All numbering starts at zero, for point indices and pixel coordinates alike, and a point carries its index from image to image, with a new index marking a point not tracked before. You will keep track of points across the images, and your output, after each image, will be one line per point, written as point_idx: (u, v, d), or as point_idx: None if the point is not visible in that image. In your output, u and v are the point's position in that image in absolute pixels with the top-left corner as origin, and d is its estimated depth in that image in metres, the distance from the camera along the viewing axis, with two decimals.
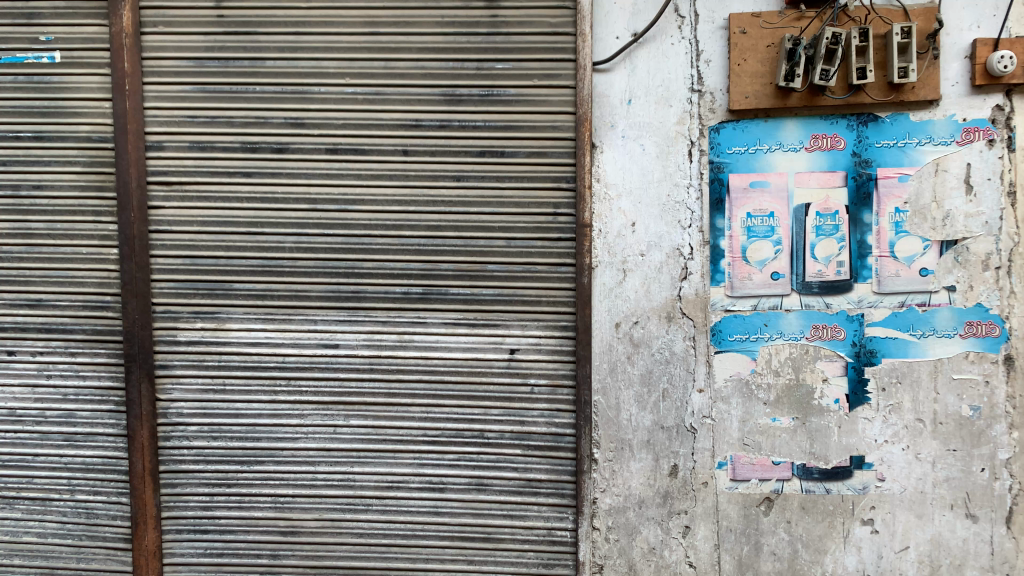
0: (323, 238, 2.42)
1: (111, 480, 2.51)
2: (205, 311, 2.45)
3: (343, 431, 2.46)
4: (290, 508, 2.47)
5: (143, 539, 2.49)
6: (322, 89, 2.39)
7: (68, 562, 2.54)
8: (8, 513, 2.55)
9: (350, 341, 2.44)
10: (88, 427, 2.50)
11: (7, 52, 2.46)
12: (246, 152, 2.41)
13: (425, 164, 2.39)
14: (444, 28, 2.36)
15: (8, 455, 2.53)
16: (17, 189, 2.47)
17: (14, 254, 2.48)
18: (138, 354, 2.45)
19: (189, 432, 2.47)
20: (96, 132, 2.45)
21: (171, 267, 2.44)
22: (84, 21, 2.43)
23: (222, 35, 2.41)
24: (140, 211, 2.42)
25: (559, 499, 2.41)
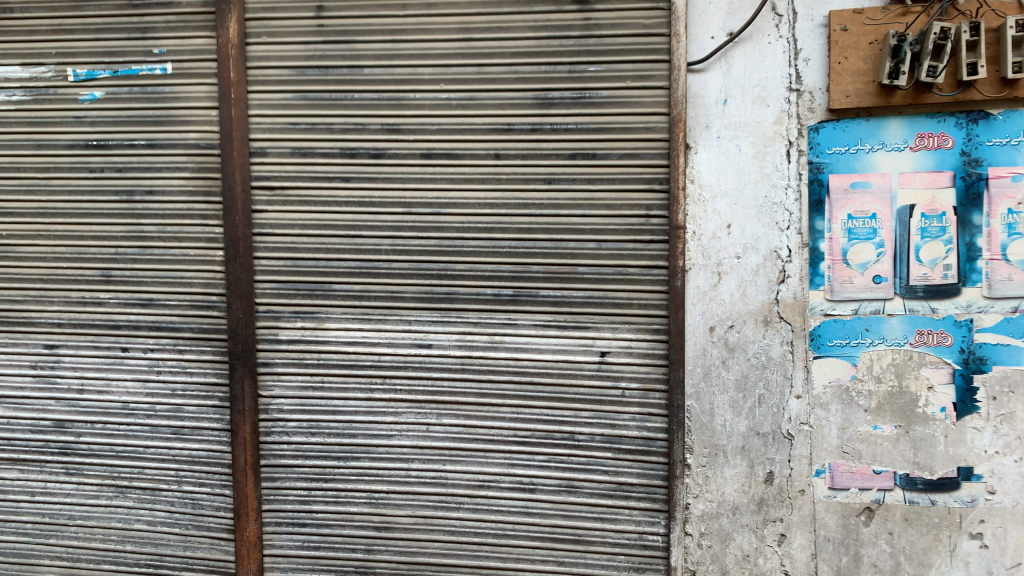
0: (418, 241, 2.47)
1: (216, 472, 2.62)
2: (305, 310, 2.54)
3: (436, 430, 2.50)
4: (384, 503, 2.53)
5: (245, 531, 2.59)
6: (418, 96, 2.44)
7: (175, 549, 2.66)
8: (121, 501, 2.68)
9: (442, 341, 2.47)
10: (195, 421, 2.61)
11: (124, 64, 2.60)
12: (345, 158, 2.49)
13: (517, 167, 2.41)
14: (537, 32, 2.36)
15: (122, 446, 2.67)
16: (131, 195, 2.60)
17: (129, 256, 2.62)
18: (242, 351, 2.55)
19: (289, 428, 2.57)
20: (204, 139, 2.56)
21: (274, 269, 2.54)
22: (193, 33, 2.54)
23: (323, 44, 2.48)
24: (245, 215, 2.52)
25: (651, 503, 2.40)
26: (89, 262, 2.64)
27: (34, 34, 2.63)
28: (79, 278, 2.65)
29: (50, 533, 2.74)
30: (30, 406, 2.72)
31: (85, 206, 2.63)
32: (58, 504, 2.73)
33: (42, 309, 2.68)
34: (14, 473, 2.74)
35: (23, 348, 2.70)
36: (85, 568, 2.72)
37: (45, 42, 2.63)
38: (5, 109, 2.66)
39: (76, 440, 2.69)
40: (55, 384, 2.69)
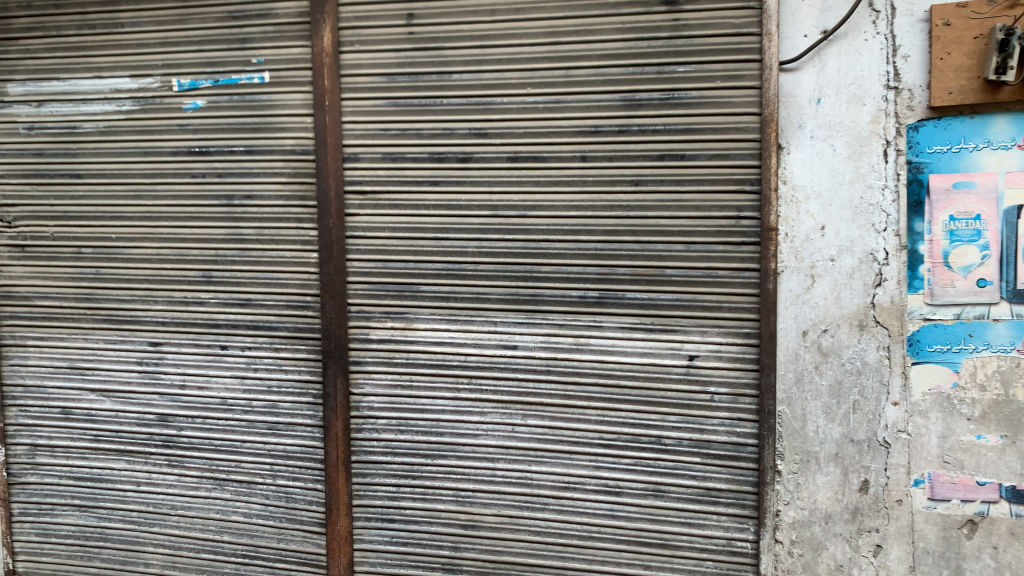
0: (504, 243, 2.50)
1: (309, 467, 2.71)
2: (395, 311, 2.60)
3: (521, 430, 2.52)
4: (470, 502, 2.58)
5: (336, 525, 2.67)
6: (506, 100, 2.47)
7: (269, 541, 2.76)
8: (220, 493, 2.80)
9: (528, 342, 2.49)
10: (290, 417, 2.72)
11: (225, 74, 2.71)
12: (434, 162, 2.54)
13: (604, 169, 2.40)
14: (625, 34, 2.36)
15: (221, 440, 2.78)
16: (232, 199, 2.72)
17: (228, 258, 2.73)
18: (334, 350, 2.64)
19: (378, 425, 2.63)
20: (299, 145, 2.65)
21: (366, 270, 2.61)
22: (290, 43, 2.63)
23: (412, 51, 2.53)
24: (338, 218, 2.60)
25: (739, 509, 2.37)
26: (191, 264, 2.76)
27: (141, 47, 2.77)
28: (182, 279, 2.77)
29: (154, 521, 2.88)
30: (136, 400, 2.86)
31: (188, 210, 2.76)
32: (161, 494, 2.86)
33: (147, 308, 2.82)
34: (121, 463, 2.89)
35: (130, 345, 2.85)
36: (186, 556, 2.85)
37: (151, 54, 2.77)
38: (115, 119, 2.81)
39: (178, 433, 2.82)
40: (159, 380, 2.83)
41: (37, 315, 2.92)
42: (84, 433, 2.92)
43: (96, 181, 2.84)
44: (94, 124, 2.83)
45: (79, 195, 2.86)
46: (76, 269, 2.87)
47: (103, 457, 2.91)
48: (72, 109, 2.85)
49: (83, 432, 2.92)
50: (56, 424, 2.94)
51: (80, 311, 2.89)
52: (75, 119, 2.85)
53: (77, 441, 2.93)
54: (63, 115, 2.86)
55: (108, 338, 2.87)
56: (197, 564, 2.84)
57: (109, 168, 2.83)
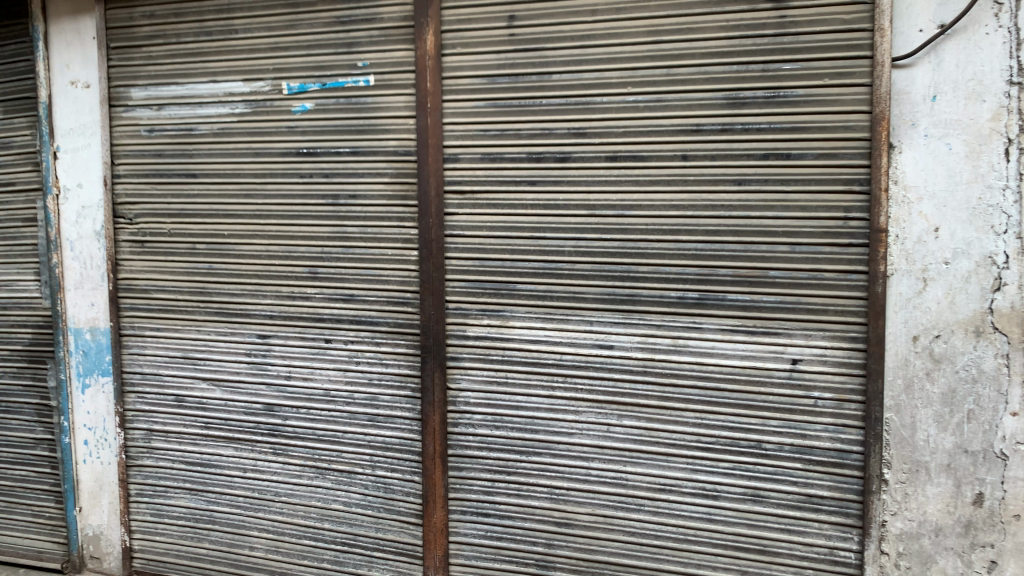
0: (602, 243, 2.49)
1: (406, 459, 2.79)
2: (491, 308, 2.64)
3: (617, 431, 2.52)
4: (564, 500, 2.59)
5: (432, 516, 2.73)
6: (605, 99, 2.47)
7: (368, 530, 2.85)
8: (321, 481, 2.91)
9: (624, 342, 2.49)
10: (389, 409, 2.80)
11: (331, 77, 2.80)
12: (532, 162, 2.56)
13: (706, 168, 2.38)
14: (728, 33, 2.33)
15: (323, 430, 2.89)
16: (337, 199, 2.81)
17: (333, 255, 2.83)
18: (433, 346, 2.70)
19: (474, 420, 2.69)
20: (402, 146, 2.73)
21: (463, 268, 2.66)
22: (394, 47, 2.71)
23: (513, 53, 2.56)
24: (437, 217, 2.67)
25: (843, 518, 2.30)
26: (298, 260, 2.88)
27: (254, 52, 2.90)
28: (289, 275, 2.89)
29: (259, 507, 3.01)
30: (244, 389, 2.99)
31: (295, 209, 2.87)
32: (266, 481, 2.98)
33: (257, 302, 2.95)
34: (229, 450, 3.03)
35: (240, 337, 2.98)
36: (289, 541, 2.96)
37: (263, 59, 2.89)
38: (229, 121, 2.94)
39: (283, 422, 2.94)
40: (266, 371, 2.95)
41: (155, 307, 3.10)
42: (196, 421, 3.08)
43: (210, 181, 2.98)
44: (209, 126, 2.98)
45: (195, 193, 3.01)
46: (191, 264, 3.03)
47: (212, 444, 3.06)
48: (189, 112, 3.00)
49: (194, 419, 3.08)
50: (170, 410, 3.11)
51: (193, 303, 3.04)
52: (191, 121, 3.00)
53: (189, 427, 3.09)
54: (180, 118, 3.01)
55: (218, 330, 3.01)
56: (299, 549, 2.95)
57: (222, 169, 2.97)
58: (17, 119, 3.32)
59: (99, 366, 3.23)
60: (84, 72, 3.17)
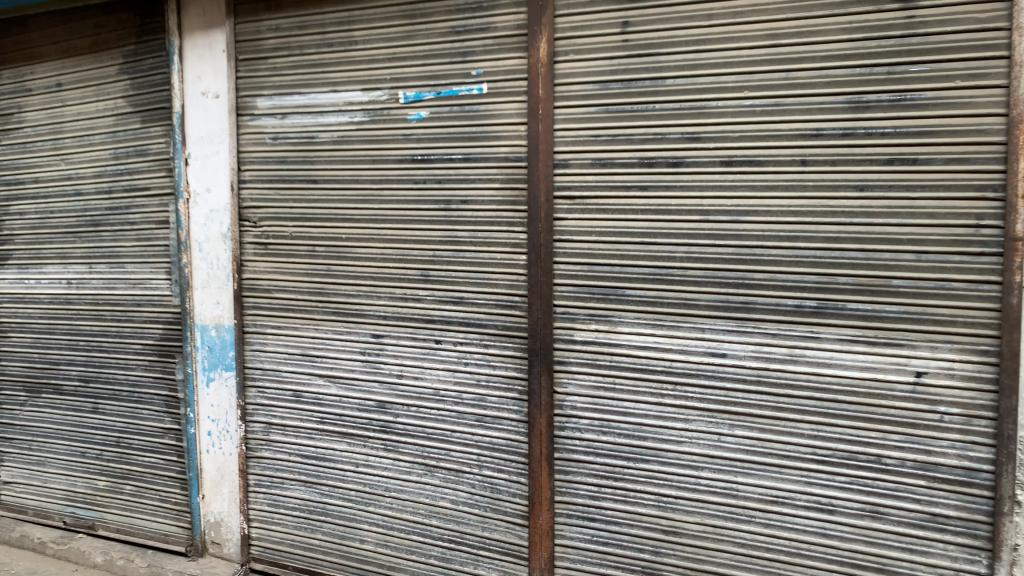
0: (714, 249, 2.46)
1: (513, 460, 2.83)
2: (600, 314, 2.65)
3: (728, 440, 2.48)
4: (672, 508, 2.57)
5: (538, 518, 2.77)
6: (720, 104, 2.44)
7: (474, 528, 2.91)
8: (430, 479, 2.99)
9: (737, 351, 2.45)
10: (496, 411, 2.85)
11: (446, 86, 2.88)
12: (644, 167, 2.55)
13: (825, 174, 2.32)
14: (851, 34, 2.27)
15: (432, 428, 2.97)
16: (449, 204, 2.88)
17: (445, 258, 2.90)
18: (540, 350, 2.74)
19: (581, 425, 2.70)
20: (513, 152, 2.77)
21: (572, 273, 2.67)
22: (508, 55, 2.75)
23: (627, 58, 2.56)
24: (547, 222, 2.70)
25: (970, 539, 2.21)
26: (411, 263, 2.97)
27: (372, 62, 3.00)
28: (402, 277, 2.98)
29: (368, 501, 3.11)
30: (358, 387, 3.11)
31: (409, 213, 2.96)
32: (377, 476, 3.09)
33: (372, 302, 3.06)
34: (342, 445, 3.15)
35: (355, 335, 3.10)
36: (398, 536, 3.06)
37: (381, 69, 2.99)
38: (348, 129, 3.07)
39: (394, 420, 3.04)
40: (379, 369, 3.06)
41: (276, 306, 3.26)
42: (312, 416, 3.21)
43: (330, 186, 3.12)
44: (329, 134, 3.11)
45: (315, 198, 3.15)
46: (310, 266, 3.17)
47: (327, 438, 3.19)
48: (311, 120, 3.14)
49: (310, 414, 3.22)
50: (288, 404, 3.26)
51: (312, 303, 3.18)
52: (313, 129, 3.14)
53: (305, 422, 3.23)
54: (303, 126, 3.16)
55: (335, 329, 3.14)
56: (407, 545, 3.05)
57: (341, 174, 3.09)
58: (153, 128, 3.55)
59: (223, 361, 3.42)
60: (214, 83, 3.35)
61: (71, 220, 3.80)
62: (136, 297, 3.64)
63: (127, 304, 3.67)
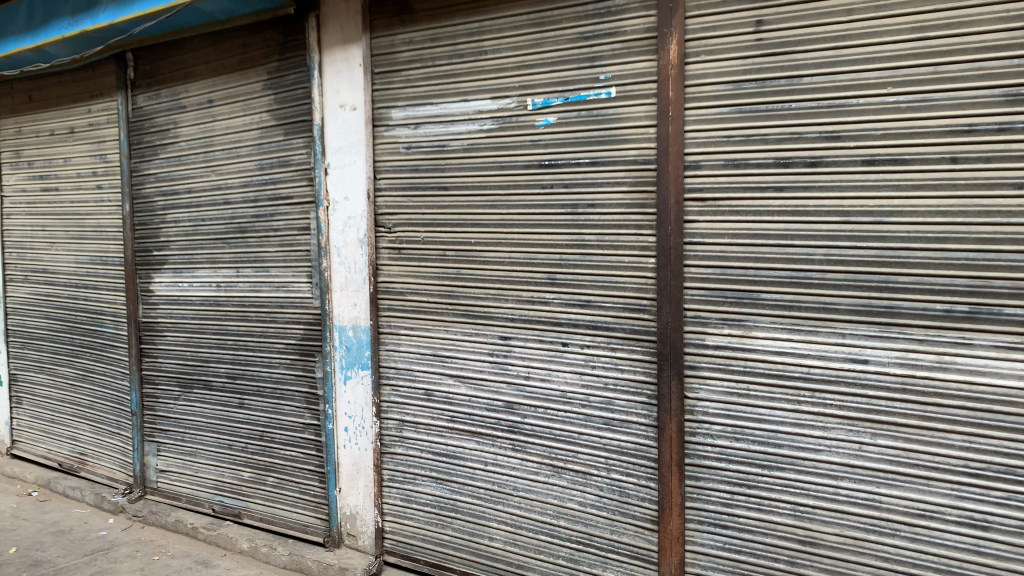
0: (854, 251, 2.38)
1: (642, 465, 2.83)
2: (733, 318, 2.60)
3: (870, 450, 2.39)
4: (810, 518, 2.50)
5: (668, 523, 2.75)
6: (862, 101, 2.35)
7: (603, 531, 2.92)
8: (558, 480, 3.03)
9: (881, 357, 2.36)
10: (625, 414, 2.85)
11: (574, 91, 2.91)
12: (779, 168, 2.49)
13: (978, 172, 2.20)
14: (1007, 24, 2.15)
15: (560, 430, 3.01)
16: (576, 208, 2.91)
17: (572, 262, 2.93)
18: (670, 353, 2.72)
19: (713, 431, 2.66)
20: (642, 155, 2.76)
21: (703, 276, 2.64)
22: (636, 58, 2.75)
23: (761, 58, 2.52)
24: (677, 225, 2.68)
25: None
26: (539, 267, 3.01)
27: (502, 71, 3.07)
28: (531, 281, 3.03)
29: (498, 500, 3.19)
30: (487, 387, 3.19)
31: (537, 218, 3.01)
32: (506, 475, 3.16)
33: (500, 305, 3.13)
34: (472, 444, 3.24)
35: (483, 337, 3.18)
36: (526, 535, 3.11)
37: (510, 77, 3.06)
38: (478, 137, 3.15)
39: (522, 420, 3.10)
40: (507, 370, 3.13)
41: (408, 308, 3.39)
42: (442, 414, 3.32)
43: (460, 193, 3.21)
44: (459, 142, 3.20)
45: (446, 205, 3.25)
46: (441, 270, 3.28)
47: (457, 437, 3.29)
48: (442, 129, 3.25)
49: (441, 413, 3.33)
50: (421, 403, 3.39)
51: (443, 305, 3.29)
52: (444, 138, 3.24)
53: (436, 420, 3.34)
54: (435, 135, 3.27)
55: (464, 331, 3.24)
56: (535, 544, 3.10)
57: (471, 181, 3.18)
58: (295, 140, 3.76)
59: (359, 360, 3.58)
60: (351, 95, 3.52)
61: (221, 228, 4.07)
62: (279, 299, 3.87)
63: (271, 305, 3.90)
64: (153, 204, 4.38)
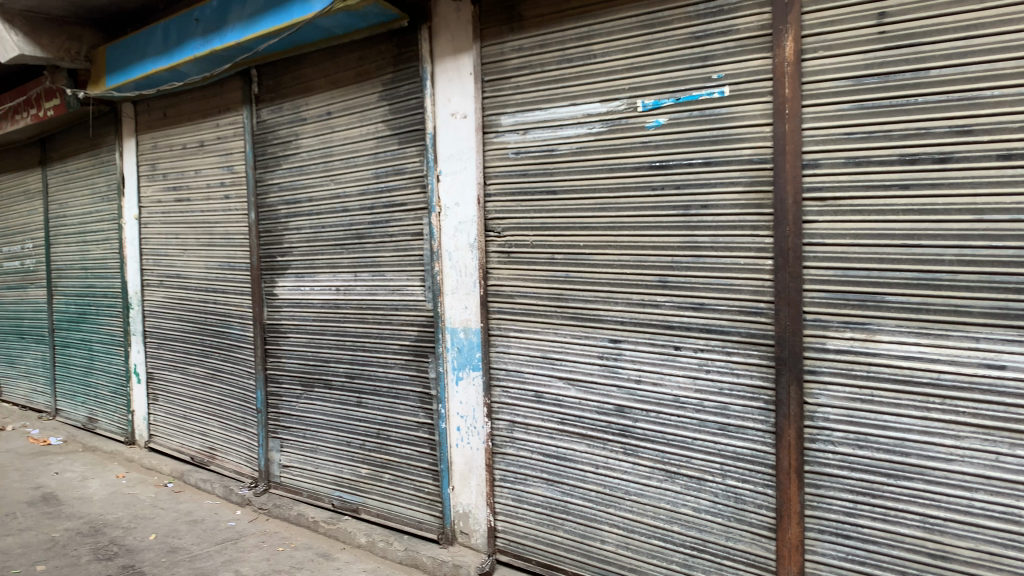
0: (988, 251, 2.26)
1: (759, 471, 2.77)
2: (856, 321, 2.51)
3: (1008, 461, 2.26)
4: (940, 531, 2.38)
5: (787, 531, 2.69)
6: (995, 92, 2.23)
7: (718, 537, 2.88)
8: (671, 485, 3.00)
9: (1019, 363, 2.23)
10: (741, 420, 2.80)
11: (686, 91, 2.88)
12: (904, 165, 2.39)
13: None
14: None
15: (673, 435, 2.98)
16: (689, 209, 2.88)
17: (685, 264, 2.90)
18: (788, 357, 2.65)
19: (834, 438, 2.58)
20: (757, 154, 2.70)
21: (823, 278, 2.57)
22: (750, 56, 2.70)
23: (883, 51, 2.42)
24: (795, 226, 2.61)
25: None
26: (650, 270, 3.00)
27: (612, 74, 3.08)
28: (642, 283, 3.02)
29: (609, 503, 3.19)
30: (598, 390, 3.20)
31: (648, 220, 3.00)
32: (617, 479, 3.16)
33: (610, 308, 3.13)
34: (583, 446, 3.26)
35: (594, 340, 3.19)
36: (639, 539, 3.10)
37: (620, 79, 3.06)
38: (587, 140, 3.16)
39: (633, 424, 3.09)
40: (618, 373, 3.13)
41: (518, 310, 3.44)
42: (553, 416, 3.35)
43: (570, 196, 3.23)
44: (568, 146, 3.23)
45: (556, 208, 3.28)
46: (550, 273, 3.31)
47: (568, 439, 3.31)
48: (551, 134, 3.28)
49: (551, 415, 3.36)
50: (531, 404, 3.43)
51: (552, 308, 3.32)
52: (553, 142, 3.27)
53: (547, 422, 3.38)
54: (543, 140, 3.30)
55: (574, 333, 3.26)
56: (648, 549, 3.08)
57: (581, 184, 3.19)
58: (409, 149, 3.88)
59: (470, 362, 3.66)
60: (462, 104, 3.60)
61: (339, 234, 4.25)
62: (394, 301, 4.01)
63: (387, 308, 4.04)
64: (277, 213, 4.61)
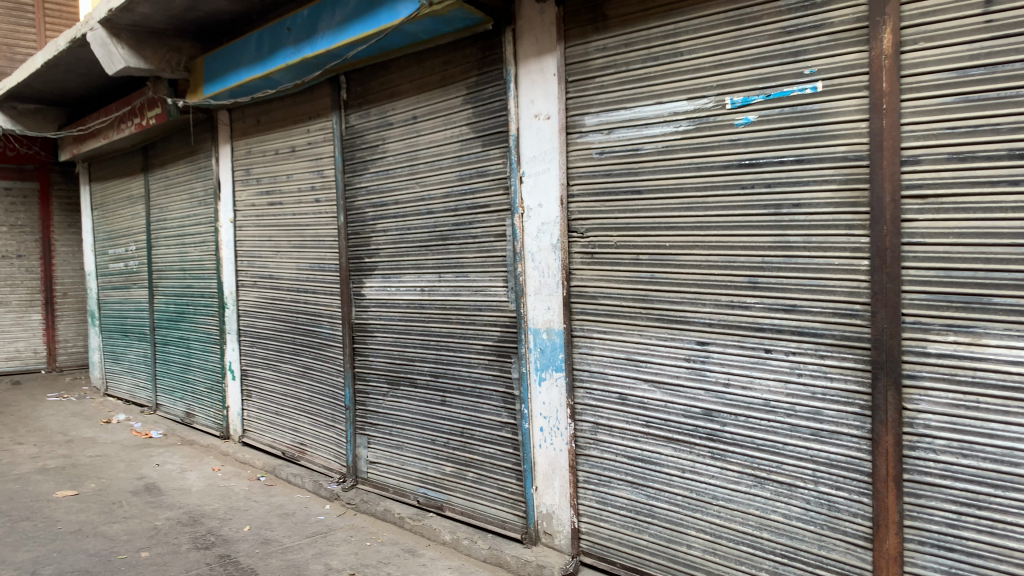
0: None
1: (854, 479, 2.67)
2: (959, 324, 2.40)
3: None
4: None
5: (884, 542, 2.59)
6: None
7: (810, 546, 2.79)
8: (760, 490, 2.93)
9: None
10: (834, 425, 2.72)
11: (776, 87, 2.81)
12: (1014, 159, 2.28)
13: None
14: None
15: (763, 440, 2.91)
16: (780, 208, 2.81)
17: (775, 264, 2.83)
18: (886, 361, 2.56)
19: (936, 446, 2.47)
20: (853, 151, 2.62)
21: (924, 279, 2.46)
22: (845, 50, 2.61)
23: (990, 41, 2.31)
24: (893, 224, 2.51)
25: None
26: (739, 270, 2.94)
27: (698, 71, 3.03)
28: (730, 284, 2.97)
29: (695, 507, 3.14)
30: (684, 393, 3.15)
31: (736, 219, 2.94)
32: (704, 483, 3.10)
33: (697, 309, 3.08)
34: (669, 450, 3.22)
35: (680, 342, 3.15)
36: (726, 545, 3.04)
37: (708, 77, 3.01)
38: (673, 139, 3.12)
39: (721, 428, 3.03)
40: (706, 376, 3.07)
41: (602, 311, 3.43)
42: (638, 418, 3.32)
43: (655, 196, 3.20)
44: (654, 145, 3.19)
45: (641, 208, 3.25)
46: (634, 273, 3.29)
47: (653, 441, 3.28)
48: (636, 133, 3.25)
49: (637, 417, 3.33)
50: (615, 406, 3.41)
51: (636, 309, 3.29)
52: (638, 142, 3.25)
53: (632, 424, 3.35)
54: (628, 140, 3.28)
55: (659, 335, 3.22)
56: (736, 555, 3.01)
57: (666, 184, 3.16)
58: (493, 151, 3.91)
59: (553, 363, 3.66)
60: (546, 105, 3.61)
61: (425, 236, 4.32)
62: (478, 302, 4.05)
63: (471, 308, 4.09)
64: (365, 215, 4.72)
